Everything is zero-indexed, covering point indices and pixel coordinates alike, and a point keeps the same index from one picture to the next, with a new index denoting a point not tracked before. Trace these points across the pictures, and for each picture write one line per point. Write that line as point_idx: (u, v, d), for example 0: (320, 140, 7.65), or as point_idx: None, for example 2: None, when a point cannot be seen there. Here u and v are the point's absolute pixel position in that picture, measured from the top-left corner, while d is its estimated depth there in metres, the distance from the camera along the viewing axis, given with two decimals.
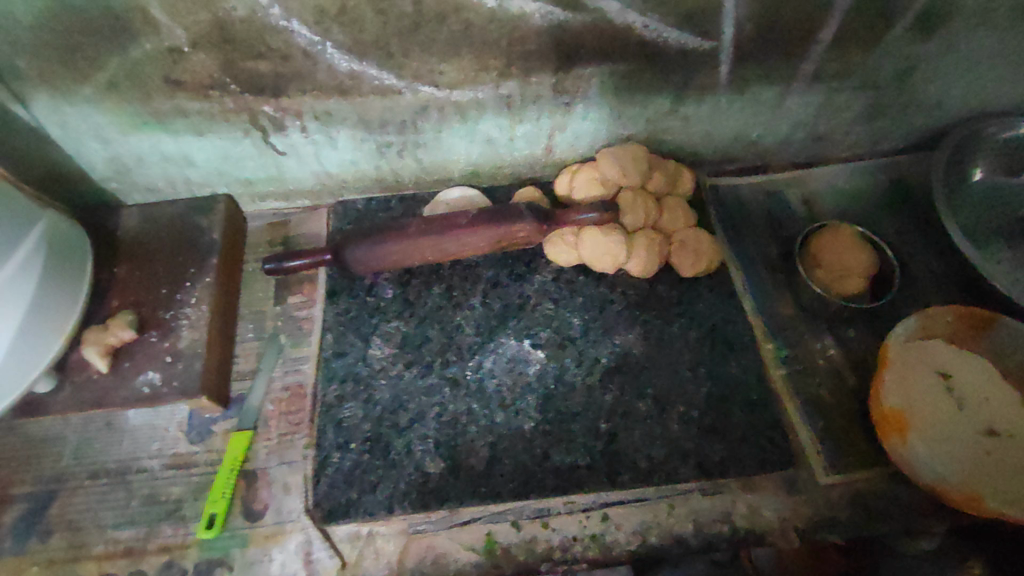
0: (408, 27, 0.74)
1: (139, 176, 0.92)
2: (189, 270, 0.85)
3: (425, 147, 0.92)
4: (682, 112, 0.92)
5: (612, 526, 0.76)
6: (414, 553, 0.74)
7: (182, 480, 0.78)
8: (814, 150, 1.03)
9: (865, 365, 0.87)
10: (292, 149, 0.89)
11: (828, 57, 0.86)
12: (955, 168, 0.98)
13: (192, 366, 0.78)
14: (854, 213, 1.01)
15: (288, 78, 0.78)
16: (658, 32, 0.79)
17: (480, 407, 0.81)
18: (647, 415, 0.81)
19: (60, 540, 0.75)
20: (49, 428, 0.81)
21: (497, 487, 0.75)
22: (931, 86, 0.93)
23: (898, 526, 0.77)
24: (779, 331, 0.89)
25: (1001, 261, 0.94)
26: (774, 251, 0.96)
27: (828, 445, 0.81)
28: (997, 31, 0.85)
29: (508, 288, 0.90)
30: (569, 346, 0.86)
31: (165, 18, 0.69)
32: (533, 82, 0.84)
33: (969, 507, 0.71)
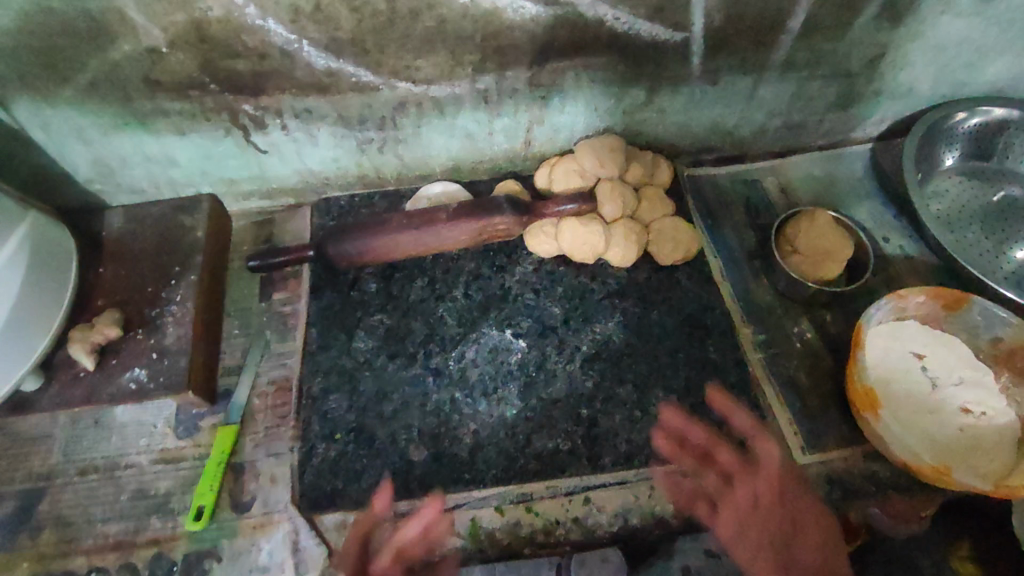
0: (382, 24, 0.75)
1: (123, 177, 0.93)
2: (174, 268, 0.87)
3: (405, 142, 0.93)
4: (657, 103, 0.94)
5: (595, 508, 0.77)
6: (376, 525, 0.72)
7: (170, 474, 0.79)
8: (789, 139, 1.05)
9: (841, 347, 0.88)
10: (274, 147, 0.91)
11: (798, 46, 0.88)
12: (925, 155, 1.01)
13: (178, 362, 0.80)
14: (830, 200, 1.03)
15: (266, 76, 0.79)
16: (629, 25, 0.81)
17: (463, 395, 0.82)
18: (627, 400, 0.82)
19: (50, 535, 0.76)
20: (37, 426, 0.82)
21: (480, 473, 0.77)
22: (901, 73, 0.95)
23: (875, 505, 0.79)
24: (757, 316, 0.91)
25: (973, 245, 0.96)
26: (751, 238, 0.98)
27: (805, 426, 0.83)
28: (961, 18, 0.87)
29: (490, 279, 0.92)
30: (550, 334, 0.87)
31: (143, 18, 0.71)
32: (508, 77, 0.86)
33: (940, 480, 0.72)
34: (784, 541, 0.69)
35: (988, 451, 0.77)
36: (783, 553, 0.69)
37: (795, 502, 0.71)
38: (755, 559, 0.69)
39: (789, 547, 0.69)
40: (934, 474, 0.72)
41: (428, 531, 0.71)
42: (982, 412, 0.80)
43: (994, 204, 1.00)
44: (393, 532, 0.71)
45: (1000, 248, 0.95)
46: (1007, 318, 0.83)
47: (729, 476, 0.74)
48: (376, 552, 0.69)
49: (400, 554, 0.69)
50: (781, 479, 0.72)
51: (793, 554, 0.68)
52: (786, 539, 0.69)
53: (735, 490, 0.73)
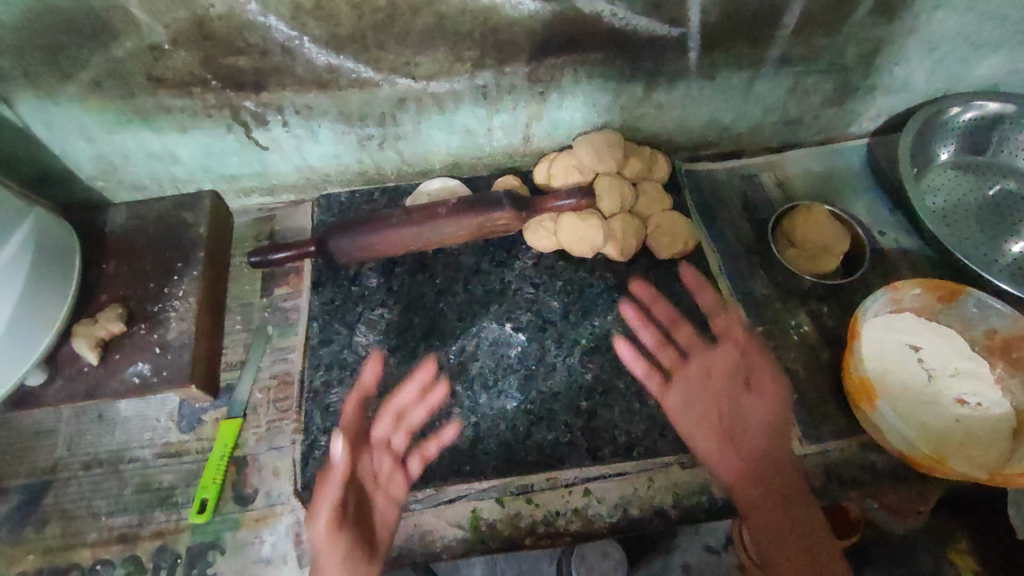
0: (382, 20, 0.76)
1: (125, 174, 0.94)
2: (176, 264, 0.87)
3: (405, 139, 0.94)
4: (655, 99, 0.95)
5: (595, 500, 0.77)
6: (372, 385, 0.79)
7: (173, 467, 0.80)
8: (786, 134, 1.06)
9: (838, 339, 0.89)
10: (275, 143, 0.91)
11: (794, 41, 0.89)
12: (921, 149, 1.01)
13: (181, 357, 0.80)
14: (827, 195, 1.04)
15: (267, 73, 0.80)
16: (626, 20, 0.82)
17: (463, 388, 0.83)
18: (626, 392, 0.83)
19: (55, 528, 0.77)
20: (41, 420, 0.83)
21: (481, 465, 0.78)
22: (896, 68, 0.96)
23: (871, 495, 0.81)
24: (755, 310, 0.92)
25: (968, 238, 0.97)
26: (749, 232, 0.99)
27: (802, 417, 0.83)
28: (956, 12, 0.88)
29: (489, 274, 0.92)
30: (549, 328, 0.88)
31: (145, 16, 0.72)
32: (507, 73, 0.86)
33: (936, 469, 0.73)
34: (732, 398, 0.76)
35: (983, 442, 0.78)
36: (732, 412, 0.75)
37: (745, 366, 0.78)
38: (705, 420, 0.76)
39: (735, 405, 0.76)
40: (930, 463, 0.73)
41: (425, 395, 0.80)
42: (976, 403, 0.81)
43: (989, 198, 1.01)
44: (389, 400, 0.79)
45: (995, 241, 0.96)
46: (1002, 310, 0.84)
47: (685, 352, 0.81)
48: (375, 419, 0.77)
49: (400, 417, 0.77)
50: (740, 348, 0.79)
51: (741, 411, 0.75)
52: (734, 398, 0.76)
53: (689, 364, 0.80)
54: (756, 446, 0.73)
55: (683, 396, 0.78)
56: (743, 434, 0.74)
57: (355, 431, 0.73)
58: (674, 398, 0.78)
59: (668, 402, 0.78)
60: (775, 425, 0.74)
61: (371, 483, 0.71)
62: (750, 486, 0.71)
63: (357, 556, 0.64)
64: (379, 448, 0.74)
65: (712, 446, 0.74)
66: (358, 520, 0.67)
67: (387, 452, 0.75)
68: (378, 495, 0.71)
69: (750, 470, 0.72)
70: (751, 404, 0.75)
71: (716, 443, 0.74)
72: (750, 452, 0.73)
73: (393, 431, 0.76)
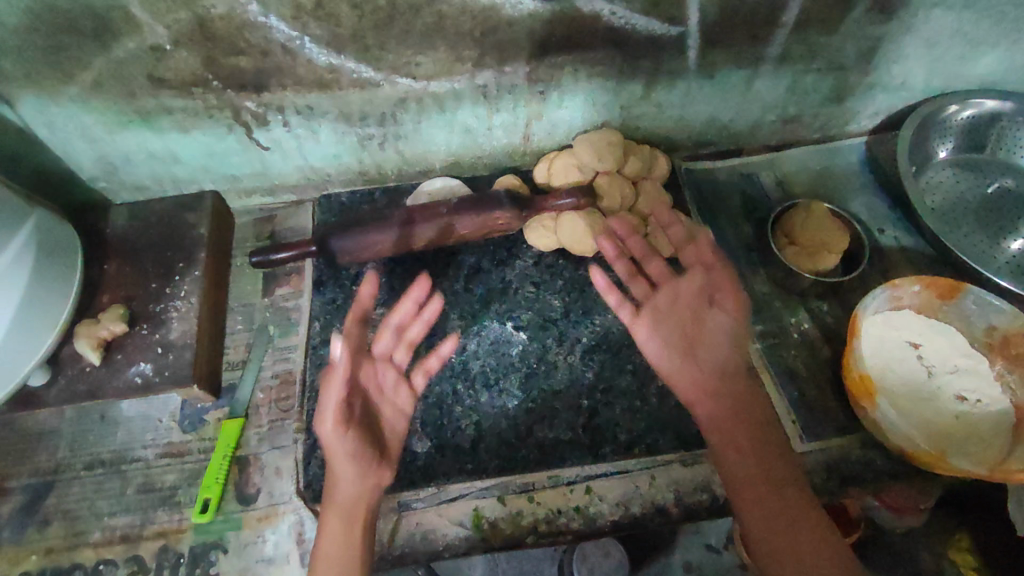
0: (383, 20, 0.76)
1: (127, 174, 0.94)
2: (178, 264, 0.88)
3: (405, 138, 0.94)
4: (654, 98, 0.95)
5: (596, 498, 0.77)
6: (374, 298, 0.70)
7: (176, 467, 0.80)
8: (785, 132, 1.06)
9: (837, 336, 0.90)
10: (275, 143, 0.92)
11: (793, 40, 0.89)
12: (920, 147, 1.02)
13: (183, 357, 0.80)
14: (826, 193, 1.05)
15: (268, 73, 0.80)
16: (626, 20, 0.82)
17: (465, 387, 0.83)
18: (627, 390, 0.83)
19: (58, 529, 0.77)
20: (44, 421, 0.83)
21: (482, 463, 0.78)
22: (894, 66, 0.96)
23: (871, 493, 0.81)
24: (755, 307, 0.92)
25: (967, 235, 0.98)
26: (749, 231, 0.99)
27: (803, 414, 0.84)
28: (953, 11, 0.88)
29: (490, 273, 0.93)
30: (550, 326, 0.88)
31: (147, 16, 0.72)
32: (507, 72, 0.87)
33: (936, 466, 0.74)
34: (698, 317, 0.76)
35: (983, 438, 0.78)
36: (695, 331, 0.76)
37: (710, 283, 0.77)
38: (670, 341, 0.76)
39: (698, 324, 0.76)
40: (929, 459, 0.74)
41: (422, 310, 0.74)
42: (977, 400, 0.81)
43: (988, 195, 1.01)
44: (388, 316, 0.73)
45: (994, 238, 0.97)
46: (1001, 306, 0.84)
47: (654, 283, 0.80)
48: (374, 335, 0.72)
49: (401, 333, 0.72)
50: (705, 268, 0.78)
51: (704, 328, 0.75)
52: (699, 315, 0.76)
53: (658, 293, 0.78)
54: (716, 363, 0.75)
55: (652, 321, 0.77)
56: (705, 353, 0.75)
57: (356, 348, 0.69)
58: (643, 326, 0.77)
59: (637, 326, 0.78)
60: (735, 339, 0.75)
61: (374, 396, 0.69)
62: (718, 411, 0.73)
63: (367, 459, 0.66)
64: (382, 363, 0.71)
65: (678, 366, 0.75)
66: (364, 429, 0.66)
67: (391, 367, 0.72)
68: (384, 406, 0.70)
69: (709, 383, 0.74)
70: (715, 321, 0.75)
71: (680, 363, 0.75)
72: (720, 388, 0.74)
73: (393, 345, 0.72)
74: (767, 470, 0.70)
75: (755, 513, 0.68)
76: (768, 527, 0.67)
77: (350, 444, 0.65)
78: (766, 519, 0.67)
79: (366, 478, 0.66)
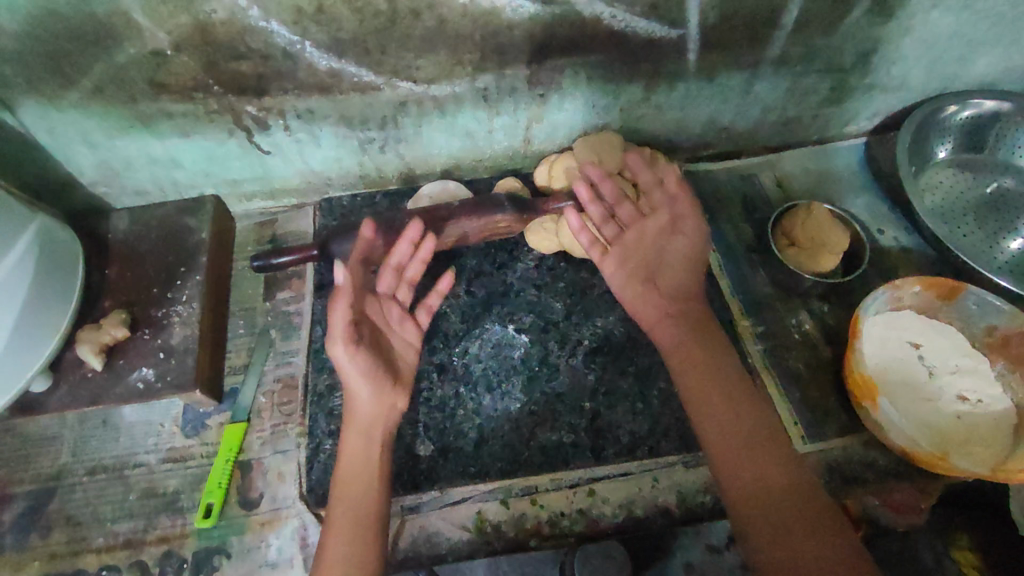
0: (384, 24, 0.76)
1: (127, 179, 0.94)
2: (179, 269, 0.88)
3: (406, 142, 0.94)
4: (654, 100, 0.95)
5: (599, 500, 0.78)
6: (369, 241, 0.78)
7: (178, 472, 0.80)
8: (785, 134, 1.07)
9: (838, 337, 0.90)
10: (276, 147, 0.92)
11: (793, 42, 0.89)
12: (920, 147, 1.02)
13: (185, 362, 0.80)
14: (825, 194, 1.05)
15: (269, 77, 0.80)
16: (626, 23, 0.82)
17: (467, 390, 0.83)
18: (629, 392, 0.83)
19: (60, 535, 0.77)
20: (46, 426, 0.83)
21: (485, 466, 0.78)
22: (893, 67, 0.96)
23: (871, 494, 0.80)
24: (756, 309, 0.93)
25: (967, 235, 0.98)
26: (749, 232, 1.00)
27: (804, 415, 0.84)
28: (952, 12, 0.88)
29: (492, 276, 0.93)
30: (552, 329, 0.88)
31: (148, 22, 0.72)
32: (508, 75, 0.87)
33: (938, 466, 0.74)
34: (659, 250, 0.81)
35: (985, 438, 0.79)
36: (656, 260, 0.81)
37: (672, 217, 0.82)
38: (635, 276, 0.80)
39: (660, 253, 0.81)
40: (931, 459, 0.74)
41: (417, 250, 0.82)
42: (978, 400, 0.82)
43: (987, 195, 1.01)
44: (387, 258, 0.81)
45: (994, 237, 0.97)
46: (1002, 306, 0.84)
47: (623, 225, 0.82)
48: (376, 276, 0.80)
49: (400, 274, 0.81)
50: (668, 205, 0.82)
51: (665, 258, 0.81)
52: (662, 251, 0.81)
53: (627, 233, 0.81)
54: (677, 291, 0.79)
55: (618, 257, 0.81)
56: (666, 282, 0.79)
57: (364, 285, 0.76)
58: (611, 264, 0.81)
59: (606, 264, 0.82)
60: (690, 265, 0.80)
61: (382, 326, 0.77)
62: (688, 354, 0.74)
63: (382, 378, 0.72)
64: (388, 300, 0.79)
65: (641, 297, 0.79)
66: (376, 351, 0.73)
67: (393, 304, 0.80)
68: (394, 338, 0.77)
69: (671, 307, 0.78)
70: (672, 248, 0.81)
71: (646, 294, 0.79)
72: (690, 331, 0.76)
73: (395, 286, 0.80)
74: (732, 416, 0.68)
75: (729, 463, 0.65)
76: (740, 471, 0.64)
77: (362, 365, 0.70)
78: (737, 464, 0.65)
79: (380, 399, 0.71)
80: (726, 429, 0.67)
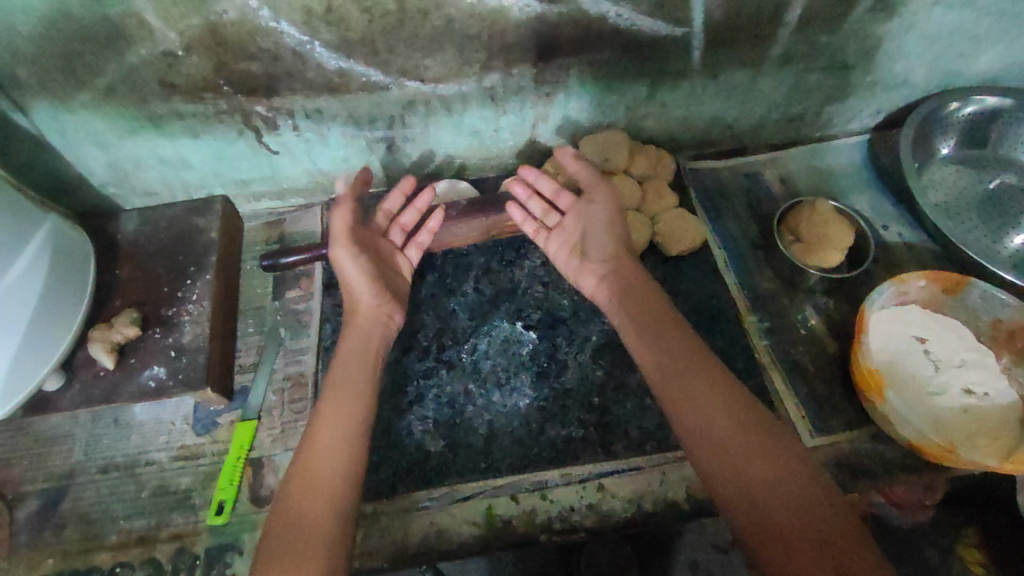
0: (392, 24, 0.77)
1: (137, 180, 0.95)
2: (190, 268, 0.88)
3: (413, 141, 0.95)
4: (659, 98, 0.96)
5: (608, 495, 0.77)
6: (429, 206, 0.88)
7: (190, 470, 0.81)
8: (788, 131, 1.07)
9: (844, 332, 0.91)
10: (285, 148, 0.93)
11: (796, 39, 0.90)
12: (922, 144, 1.03)
13: (196, 360, 0.81)
14: (829, 192, 1.06)
15: (279, 78, 0.81)
16: (631, 21, 0.83)
17: (477, 387, 0.83)
18: (637, 387, 0.83)
19: (73, 532, 0.77)
20: (58, 425, 0.84)
21: (496, 462, 0.78)
22: (896, 64, 0.97)
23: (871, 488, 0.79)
24: (762, 304, 0.94)
25: (971, 230, 0.99)
26: (753, 229, 1.01)
27: (813, 409, 0.85)
28: (953, 9, 0.89)
29: (499, 273, 0.93)
30: (560, 325, 0.88)
31: (159, 23, 0.73)
32: (514, 74, 0.88)
33: (947, 458, 0.74)
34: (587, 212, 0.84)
35: (992, 433, 0.79)
36: (585, 228, 0.84)
37: (585, 192, 0.85)
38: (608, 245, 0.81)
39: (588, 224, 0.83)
40: (939, 451, 0.74)
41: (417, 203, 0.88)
42: (985, 393, 0.82)
43: (988, 191, 1.02)
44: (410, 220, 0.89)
45: (997, 232, 0.98)
46: (1006, 300, 0.85)
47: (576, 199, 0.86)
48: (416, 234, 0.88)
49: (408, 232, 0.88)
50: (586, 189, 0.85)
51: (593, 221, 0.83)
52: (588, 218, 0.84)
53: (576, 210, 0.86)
54: (605, 254, 0.81)
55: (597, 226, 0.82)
56: (594, 249, 0.82)
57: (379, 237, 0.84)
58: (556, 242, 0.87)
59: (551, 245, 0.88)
60: (610, 225, 0.81)
61: (387, 265, 0.84)
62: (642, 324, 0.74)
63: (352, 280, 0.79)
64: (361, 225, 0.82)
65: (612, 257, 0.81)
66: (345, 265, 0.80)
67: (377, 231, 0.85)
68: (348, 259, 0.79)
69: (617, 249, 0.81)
70: (593, 215, 0.83)
71: (583, 266, 0.83)
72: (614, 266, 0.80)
73: (405, 248, 0.88)
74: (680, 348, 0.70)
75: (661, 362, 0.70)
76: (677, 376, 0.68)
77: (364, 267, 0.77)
78: (712, 447, 0.62)
79: (378, 315, 0.78)
80: (698, 421, 0.64)
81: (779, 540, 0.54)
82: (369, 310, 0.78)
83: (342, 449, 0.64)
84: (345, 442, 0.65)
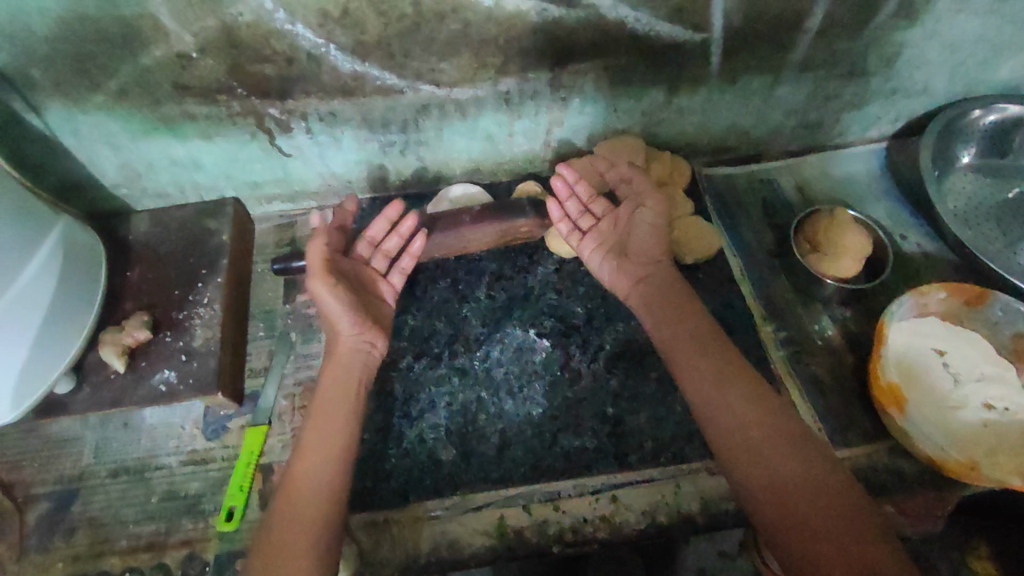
0: (408, 27, 0.76)
1: (149, 181, 0.94)
2: (201, 271, 0.88)
3: (427, 145, 0.94)
4: (676, 104, 0.95)
5: (622, 507, 0.76)
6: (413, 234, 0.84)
7: (200, 475, 0.80)
8: (805, 138, 1.06)
9: (862, 343, 0.89)
10: (298, 150, 0.92)
11: (816, 45, 0.89)
12: (941, 153, 1.01)
13: (207, 364, 0.81)
14: (846, 200, 1.04)
15: (293, 80, 0.80)
16: (650, 26, 0.82)
17: (489, 395, 0.82)
18: (652, 397, 0.82)
19: (83, 536, 0.77)
20: (69, 428, 0.83)
21: (509, 472, 0.77)
22: (917, 72, 0.95)
23: (889, 504, 0.78)
24: (777, 314, 0.92)
25: (991, 240, 0.97)
26: (769, 237, 0.99)
27: (830, 423, 0.83)
28: (977, 16, 0.87)
29: (512, 279, 0.92)
30: (573, 333, 0.87)
31: (174, 24, 0.72)
32: (530, 79, 0.86)
33: (968, 475, 0.73)
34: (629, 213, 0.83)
35: (1014, 449, 0.77)
36: (629, 230, 0.82)
37: (636, 195, 0.83)
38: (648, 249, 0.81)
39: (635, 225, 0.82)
40: (961, 468, 0.73)
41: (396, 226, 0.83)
42: (1005, 408, 0.81)
43: (1008, 201, 1.00)
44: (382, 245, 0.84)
45: (1018, 243, 0.96)
46: None
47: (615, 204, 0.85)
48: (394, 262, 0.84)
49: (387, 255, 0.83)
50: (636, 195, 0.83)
51: (637, 223, 0.81)
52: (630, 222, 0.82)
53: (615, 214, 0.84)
54: (650, 256, 0.81)
55: (642, 230, 0.81)
56: (636, 250, 0.81)
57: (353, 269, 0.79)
58: (590, 245, 0.85)
59: (584, 247, 0.85)
60: (660, 231, 0.80)
61: (366, 292, 0.79)
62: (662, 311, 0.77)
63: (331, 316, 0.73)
64: (338, 253, 0.77)
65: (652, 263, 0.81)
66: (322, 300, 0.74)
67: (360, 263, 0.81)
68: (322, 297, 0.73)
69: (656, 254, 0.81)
70: (642, 218, 0.81)
71: (619, 268, 0.82)
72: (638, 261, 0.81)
73: (388, 273, 0.83)
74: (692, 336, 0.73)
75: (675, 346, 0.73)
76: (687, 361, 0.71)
77: (344, 299, 0.72)
78: (720, 428, 0.65)
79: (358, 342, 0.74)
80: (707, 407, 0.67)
81: (794, 524, 0.57)
82: (349, 343, 0.73)
83: (329, 461, 0.65)
84: (330, 469, 0.64)
